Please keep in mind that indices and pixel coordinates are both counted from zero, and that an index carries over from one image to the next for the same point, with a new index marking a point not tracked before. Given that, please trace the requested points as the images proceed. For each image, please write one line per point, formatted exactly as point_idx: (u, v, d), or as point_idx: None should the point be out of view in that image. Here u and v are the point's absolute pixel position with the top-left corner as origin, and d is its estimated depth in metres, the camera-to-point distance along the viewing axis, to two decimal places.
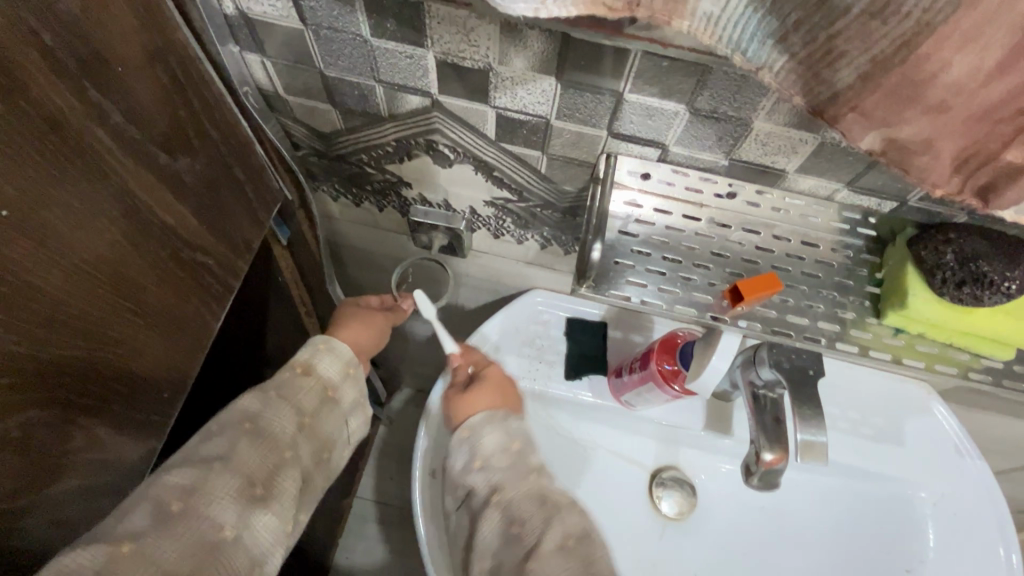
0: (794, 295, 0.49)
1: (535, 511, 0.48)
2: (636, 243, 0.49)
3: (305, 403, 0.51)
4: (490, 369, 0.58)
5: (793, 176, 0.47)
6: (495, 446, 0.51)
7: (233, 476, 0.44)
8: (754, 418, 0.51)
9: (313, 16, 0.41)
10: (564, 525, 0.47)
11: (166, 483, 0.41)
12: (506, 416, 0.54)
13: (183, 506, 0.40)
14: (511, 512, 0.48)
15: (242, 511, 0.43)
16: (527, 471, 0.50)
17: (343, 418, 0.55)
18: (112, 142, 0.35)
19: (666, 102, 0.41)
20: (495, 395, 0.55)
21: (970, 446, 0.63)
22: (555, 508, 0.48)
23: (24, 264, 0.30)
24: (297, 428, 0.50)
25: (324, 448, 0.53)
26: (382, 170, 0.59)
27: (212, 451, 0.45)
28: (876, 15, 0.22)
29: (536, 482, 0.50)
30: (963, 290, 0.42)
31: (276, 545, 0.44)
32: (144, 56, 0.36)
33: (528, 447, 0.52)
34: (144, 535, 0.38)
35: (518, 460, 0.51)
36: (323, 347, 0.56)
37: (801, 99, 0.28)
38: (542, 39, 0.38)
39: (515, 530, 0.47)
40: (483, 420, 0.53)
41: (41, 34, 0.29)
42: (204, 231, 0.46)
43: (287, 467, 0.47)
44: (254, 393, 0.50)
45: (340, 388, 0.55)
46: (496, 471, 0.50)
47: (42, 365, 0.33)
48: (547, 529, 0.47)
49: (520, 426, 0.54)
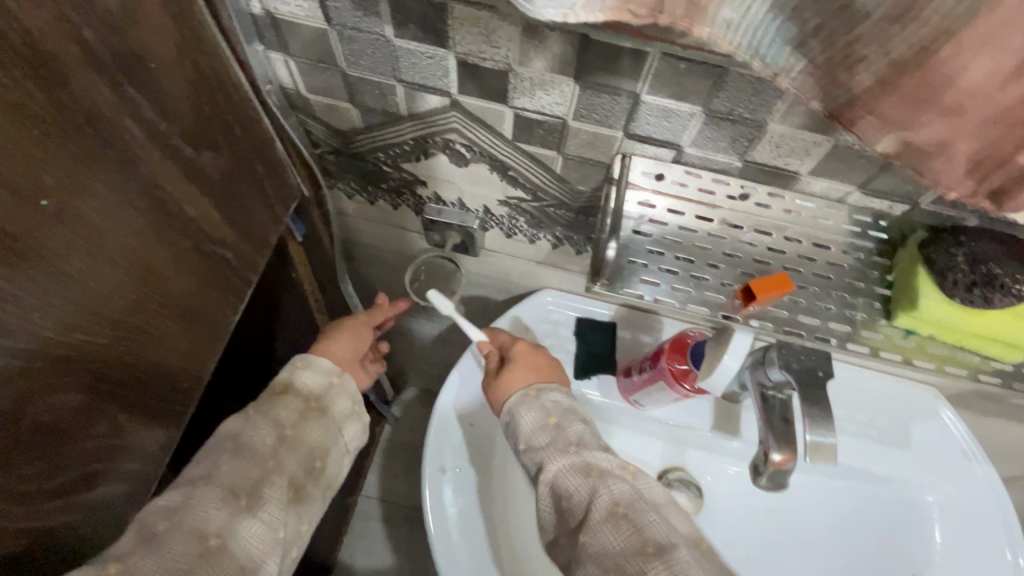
0: (806, 295, 0.50)
1: (581, 481, 0.46)
2: (651, 242, 0.51)
3: (284, 416, 0.51)
4: (521, 346, 0.58)
5: (806, 179, 0.48)
6: (533, 425, 0.51)
7: (215, 488, 0.44)
8: (763, 418, 0.51)
9: (338, 16, 0.42)
10: (612, 491, 0.45)
11: (152, 507, 0.42)
12: (540, 390, 0.53)
13: (169, 524, 0.41)
14: (559, 488, 0.47)
15: (228, 519, 0.43)
16: (566, 445, 0.49)
17: (332, 425, 0.54)
18: (142, 135, 0.36)
19: (682, 104, 0.42)
20: (530, 372, 0.55)
21: (978, 450, 0.63)
22: (600, 476, 0.46)
23: (59, 253, 0.31)
24: (277, 441, 0.49)
25: (313, 458, 0.51)
26: (399, 169, 0.60)
27: (199, 472, 0.45)
28: (896, 21, 0.23)
29: (577, 452, 0.48)
30: (975, 292, 0.42)
31: (269, 551, 0.44)
32: (176, 53, 0.37)
33: (566, 417, 0.51)
34: (130, 555, 0.38)
35: (556, 434, 0.50)
36: (301, 364, 0.56)
37: (817, 103, 0.28)
38: (563, 41, 0.39)
39: (565, 503, 0.47)
40: (520, 401, 0.53)
41: (82, 28, 0.30)
42: (225, 225, 0.47)
43: (272, 478, 0.47)
44: (234, 416, 0.50)
45: (324, 398, 0.55)
46: (539, 450, 0.49)
47: (70, 352, 0.34)
48: (596, 498, 0.45)
49: (558, 396, 0.53)
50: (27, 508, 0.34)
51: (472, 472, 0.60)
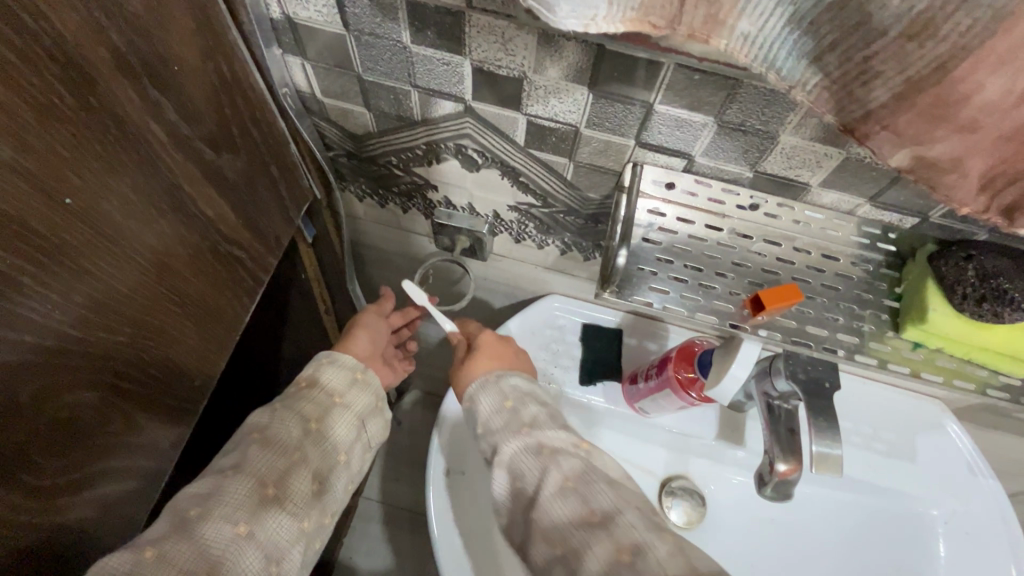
0: (814, 306, 0.50)
1: (532, 462, 0.46)
2: (659, 250, 0.51)
3: (308, 410, 0.51)
4: (485, 334, 0.57)
5: (816, 190, 0.48)
6: (490, 410, 0.50)
7: (245, 477, 0.44)
8: (769, 429, 0.51)
9: (356, 22, 0.43)
10: (562, 468, 0.44)
11: (185, 495, 0.43)
12: (499, 375, 0.52)
13: (201, 510, 0.41)
14: (514, 468, 0.46)
15: (255, 510, 0.43)
16: (519, 426, 0.48)
17: (357, 421, 0.54)
18: (165, 138, 0.36)
19: (695, 114, 0.42)
20: (491, 360, 0.54)
21: (983, 465, 0.63)
22: (551, 454, 0.45)
23: (82, 252, 0.32)
24: (303, 434, 0.49)
25: (337, 451, 0.52)
26: (410, 173, 0.60)
27: (230, 461, 0.46)
28: (913, 38, 0.23)
29: (530, 433, 0.47)
30: (984, 306, 0.43)
31: (292, 541, 0.44)
32: (199, 57, 0.38)
33: (523, 402, 0.50)
34: (164, 542, 0.39)
35: (511, 417, 0.49)
36: (326, 361, 0.56)
37: (832, 117, 0.28)
38: (579, 50, 0.40)
39: (519, 483, 0.46)
40: (479, 387, 0.52)
41: (110, 32, 0.30)
42: (241, 225, 0.47)
43: (298, 469, 0.47)
44: (262, 407, 0.51)
45: (346, 394, 0.54)
46: (495, 433, 0.49)
47: (89, 348, 0.34)
48: (546, 475, 0.44)
49: (518, 381, 0.52)
50: (44, 501, 0.35)
51: (476, 476, 0.60)
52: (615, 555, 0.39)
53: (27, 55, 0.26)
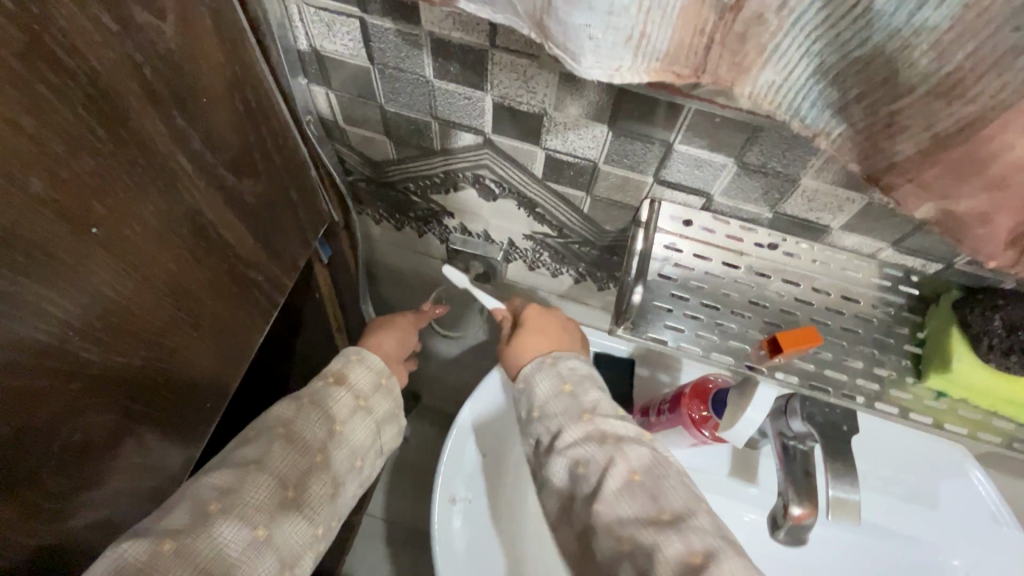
0: (833, 350, 0.48)
1: (595, 450, 0.42)
2: (675, 286, 0.49)
3: (336, 411, 0.50)
4: (529, 310, 0.53)
5: (837, 232, 0.49)
6: (547, 392, 0.47)
7: (266, 476, 0.43)
8: (783, 470, 0.48)
9: (380, 56, 0.44)
10: (629, 460, 0.41)
11: (206, 483, 0.42)
12: (558, 358, 0.49)
13: (222, 505, 0.41)
14: (573, 455, 0.43)
15: (272, 513, 0.42)
16: (579, 412, 0.44)
17: (375, 427, 0.53)
18: (190, 165, 0.37)
19: (715, 156, 0.43)
20: (541, 341, 0.51)
21: (1006, 514, 0.60)
22: (618, 444, 0.42)
23: (104, 278, 0.32)
24: (327, 435, 0.49)
25: (352, 457, 0.51)
26: (427, 200, 0.61)
27: (252, 452, 0.45)
28: (941, 97, 0.23)
29: (591, 420, 0.44)
30: (1011, 359, 0.41)
31: (303, 550, 0.44)
32: (225, 88, 0.39)
33: (581, 384, 0.47)
34: (184, 534, 0.38)
35: (571, 403, 0.45)
36: (355, 358, 0.55)
37: (856, 165, 0.28)
38: (599, 90, 0.40)
39: (579, 471, 0.42)
40: (535, 368, 0.49)
41: (143, 68, 0.31)
42: (258, 249, 0.48)
43: (318, 471, 0.47)
44: (288, 400, 0.49)
45: (370, 398, 0.54)
46: (553, 417, 0.45)
47: (105, 372, 0.34)
48: (612, 466, 0.41)
49: (576, 363, 0.48)
50: (53, 519, 0.35)
51: (483, 505, 0.58)
52: (685, 557, 0.36)
53: (64, 92, 0.27)
